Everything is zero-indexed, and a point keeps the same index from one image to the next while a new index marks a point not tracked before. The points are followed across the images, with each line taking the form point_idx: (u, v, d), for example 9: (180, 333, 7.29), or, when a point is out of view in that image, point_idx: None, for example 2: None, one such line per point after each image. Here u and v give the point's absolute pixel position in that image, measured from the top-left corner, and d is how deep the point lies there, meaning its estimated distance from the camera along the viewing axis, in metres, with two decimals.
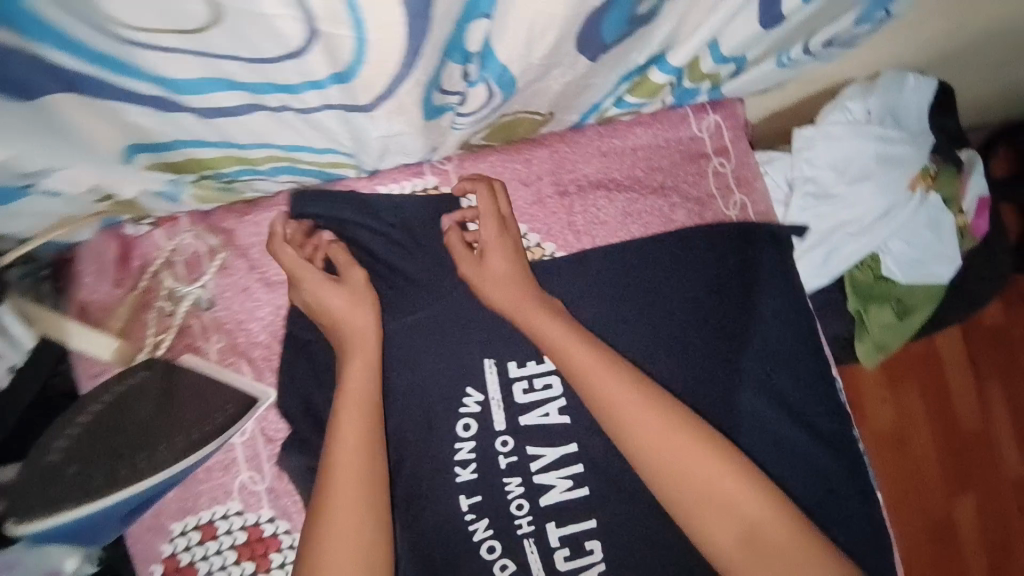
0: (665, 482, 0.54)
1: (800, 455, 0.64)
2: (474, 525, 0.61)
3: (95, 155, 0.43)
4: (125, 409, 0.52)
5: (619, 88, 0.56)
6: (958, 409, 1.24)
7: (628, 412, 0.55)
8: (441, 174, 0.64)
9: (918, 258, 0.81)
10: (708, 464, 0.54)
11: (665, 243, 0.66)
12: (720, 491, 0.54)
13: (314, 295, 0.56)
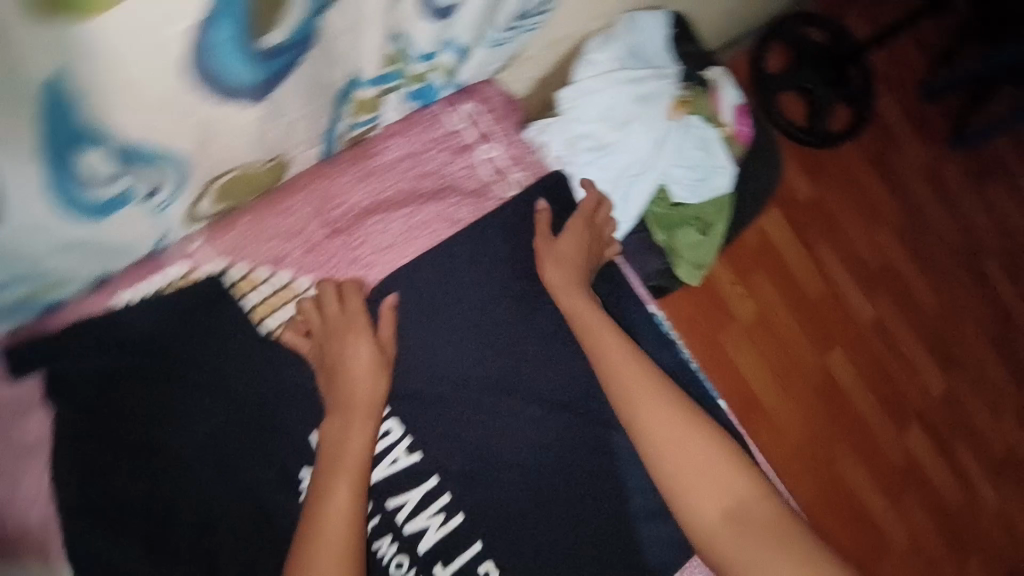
0: (643, 421, 0.61)
1: None
2: None
3: None
4: None
5: (326, 118, 0.55)
6: (799, 275, 1.87)
7: (635, 389, 0.62)
8: (191, 256, 0.58)
9: (699, 178, 0.88)
10: (684, 425, 0.61)
11: (455, 244, 0.65)
12: (690, 440, 0.60)
13: (340, 342, 0.58)
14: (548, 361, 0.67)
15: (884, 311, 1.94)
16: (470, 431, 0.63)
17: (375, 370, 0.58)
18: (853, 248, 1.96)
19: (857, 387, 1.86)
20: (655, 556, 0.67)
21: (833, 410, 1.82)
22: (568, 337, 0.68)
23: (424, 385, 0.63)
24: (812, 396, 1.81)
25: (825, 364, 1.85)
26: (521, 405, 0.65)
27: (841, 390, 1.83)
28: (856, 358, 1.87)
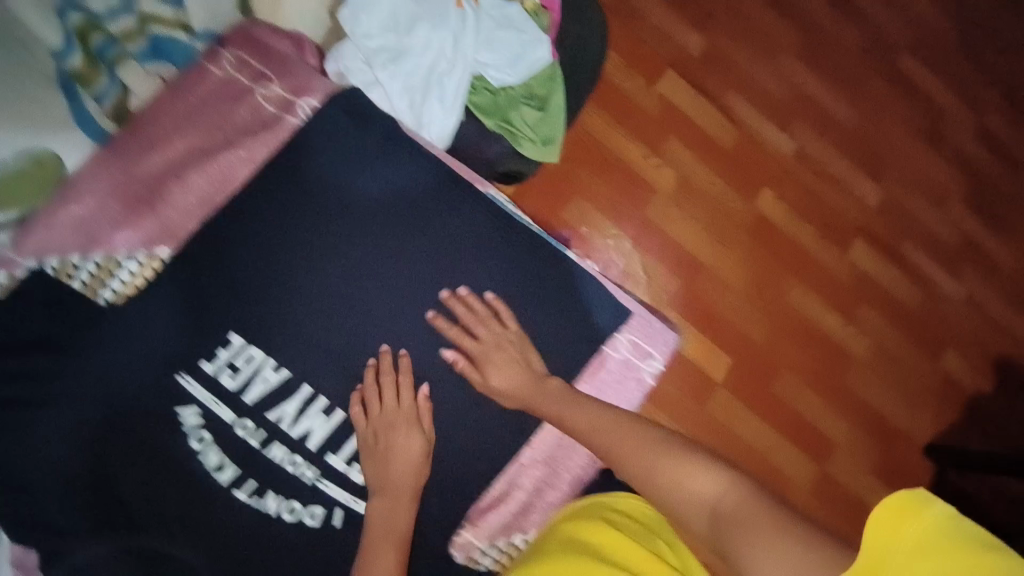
0: (598, 437, 0.64)
1: (482, 260, 0.77)
2: (267, 504, 0.67)
3: None
4: None
5: (55, 99, 0.61)
6: (712, 130, 1.89)
7: (609, 442, 0.63)
8: (9, 261, 0.63)
9: (512, 54, 0.88)
10: (629, 434, 0.62)
11: (259, 181, 0.69)
12: (639, 448, 0.60)
13: (391, 436, 0.68)
14: (383, 258, 0.73)
15: (802, 140, 2.00)
16: (328, 341, 0.70)
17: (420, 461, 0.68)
18: (758, 88, 1.97)
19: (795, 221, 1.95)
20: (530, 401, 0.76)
21: (780, 252, 1.92)
22: (393, 234, 0.74)
23: (271, 315, 0.69)
24: (760, 246, 1.90)
25: (766, 210, 1.92)
26: (367, 305, 0.72)
27: (779, 227, 1.93)
28: (786, 192, 1.95)
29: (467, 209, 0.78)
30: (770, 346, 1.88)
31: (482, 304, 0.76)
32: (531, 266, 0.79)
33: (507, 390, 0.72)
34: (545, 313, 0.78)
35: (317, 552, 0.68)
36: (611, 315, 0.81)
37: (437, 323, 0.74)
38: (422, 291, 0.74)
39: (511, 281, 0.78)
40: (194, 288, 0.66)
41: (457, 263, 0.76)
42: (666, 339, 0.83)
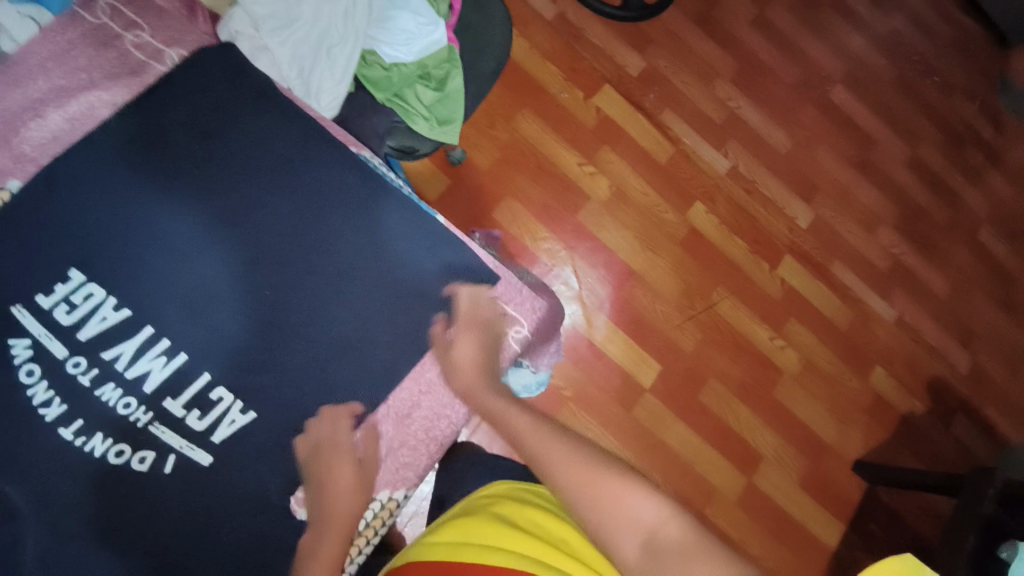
0: (535, 445, 0.68)
1: (353, 215, 0.78)
2: (90, 446, 0.64)
3: None
4: None
5: None
6: (648, 145, 1.97)
7: (532, 439, 0.69)
8: None
9: (405, 35, 0.94)
10: (568, 447, 0.67)
11: (116, 118, 0.72)
12: (572, 457, 0.65)
13: (326, 470, 0.70)
14: (247, 205, 0.74)
15: (737, 161, 2.07)
16: (179, 279, 0.70)
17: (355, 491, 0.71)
18: (695, 109, 2.06)
19: (729, 237, 2.00)
20: (385, 354, 0.76)
21: (713, 266, 1.96)
22: (260, 183, 0.75)
23: (116, 250, 0.68)
24: (694, 259, 1.95)
25: (701, 224, 1.98)
26: (224, 248, 0.72)
27: (714, 241, 1.98)
28: (720, 208, 2.01)
29: (339, 165, 0.79)
30: (700, 356, 1.90)
31: (349, 257, 0.76)
32: (404, 224, 0.80)
33: (368, 339, 0.75)
34: (417, 270, 0.79)
35: (144, 499, 0.64)
36: (478, 276, 0.81)
37: (299, 270, 0.74)
38: (287, 239, 0.74)
39: (378, 236, 0.78)
40: (39, 222, 0.67)
41: (327, 216, 0.77)
42: (532, 307, 0.85)
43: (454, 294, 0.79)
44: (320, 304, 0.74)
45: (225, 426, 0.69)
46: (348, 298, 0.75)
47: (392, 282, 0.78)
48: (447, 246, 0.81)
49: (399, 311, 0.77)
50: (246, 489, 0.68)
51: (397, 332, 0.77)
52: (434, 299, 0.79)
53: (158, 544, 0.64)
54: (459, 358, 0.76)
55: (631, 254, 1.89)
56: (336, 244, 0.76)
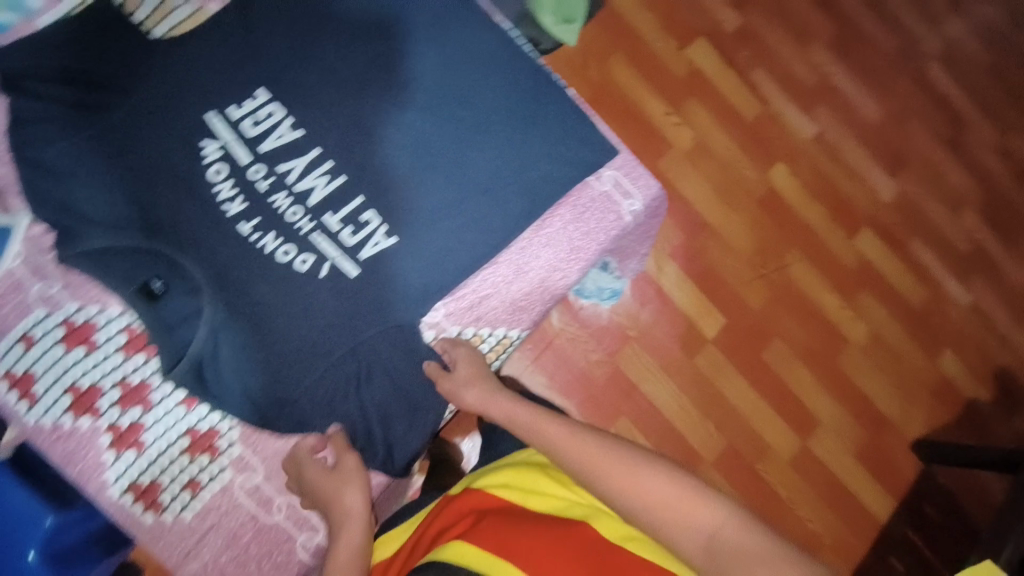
0: (576, 455, 0.66)
1: (494, 73, 0.83)
2: (263, 241, 0.71)
3: None
4: None
5: None
6: (736, 102, 1.89)
7: (567, 448, 0.67)
8: None
9: None
10: (613, 451, 0.65)
11: None
12: (622, 463, 0.64)
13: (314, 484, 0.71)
14: (405, 53, 0.80)
15: (826, 129, 1.95)
16: (344, 111, 0.76)
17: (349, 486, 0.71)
18: (788, 70, 1.96)
19: (811, 204, 1.88)
20: (516, 203, 0.81)
21: (788, 230, 1.84)
22: (415, 34, 0.81)
23: (293, 75, 0.75)
24: (770, 221, 1.83)
25: (783, 187, 1.87)
26: (383, 88, 0.78)
27: (793, 204, 1.86)
28: (803, 171, 1.90)
29: (485, 29, 0.85)
30: (768, 316, 1.76)
31: (489, 111, 0.82)
32: (538, 91, 0.85)
33: (500, 187, 0.80)
34: (545, 134, 0.83)
35: (302, 297, 0.72)
36: (599, 149, 0.85)
37: (445, 117, 0.80)
38: (436, 88, 0.80)
39: (514, 96, 0.84)
40: (232, 40, 0.74)
41: (471, 71, 0.82)
42: (649, 184, 0.88)
43: (581, 163, 0.84)
44: (461, 150, 0.80)
45: (371, 245, 0.74)
46: (486, 148, 0.81)
47: (524, 139, 0.82)
48: (570, 117, 0.85)
49: (530, 167, 0.82)
50: (386, 309, 0.74)
51: (522, 189, 0.81)
52: (559, 161, 0.83)
53: (313, 340, 0.71)
54: (459, 376, 0.75)
55: (704, 208, 1.80)
56: (478, 99, 0.82)
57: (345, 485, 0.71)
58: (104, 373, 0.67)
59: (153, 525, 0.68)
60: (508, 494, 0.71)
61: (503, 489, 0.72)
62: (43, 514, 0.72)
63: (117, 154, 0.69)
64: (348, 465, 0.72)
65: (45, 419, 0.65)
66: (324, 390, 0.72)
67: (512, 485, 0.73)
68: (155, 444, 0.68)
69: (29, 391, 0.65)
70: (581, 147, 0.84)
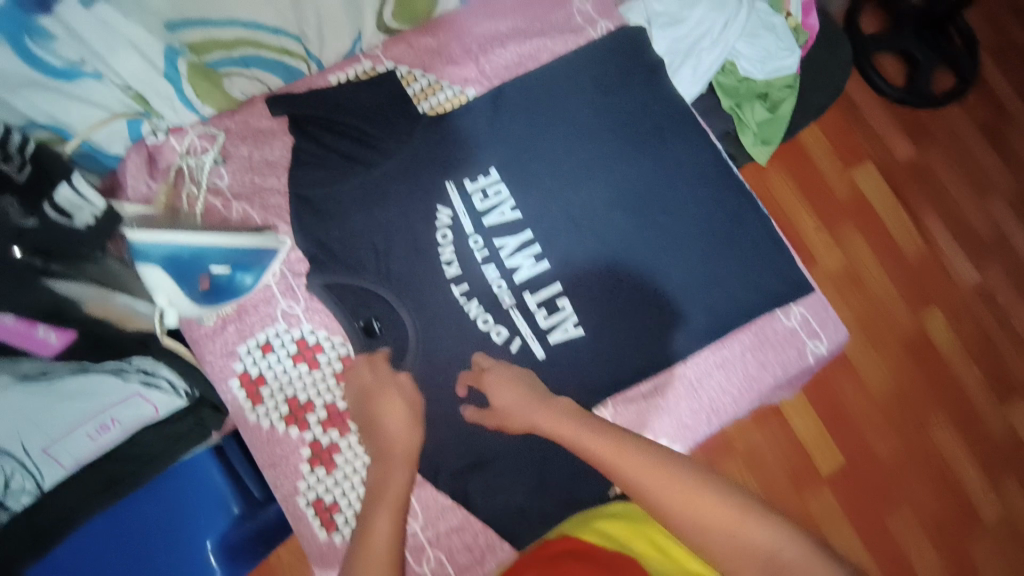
0: (627, 470, 0.60)
1: (706, 193, 0.83)
2: (468, 308, 0.77)
3: (129, 40, 0.63)
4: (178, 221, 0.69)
5: None
6: (896, 235, 1.68)
7: (616, 458, 0.62)
8: (373, 58, 0.82)
9: (765, 55, 1.00)
10: (663, 465, 0.60)
11: (548, 53, 0.86)
12: (676, 480, 0.59)
13: (376, 404, 0.71)
14: (622, 158, 0.83)
15: (995, 285, 1.71)
16: (563, 202, 0.81)
17: (409, 426, 0.69)
18: (960, 213, 1.75)
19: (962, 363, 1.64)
20: (702, 321, 0.80)
21: (936, 384, 1.60)
22: (637, 143, 0.84)
23: (522, 164, 0.82)
24: (913, 369, 1.60)
25: (933, 336, 1.63)
26: (598, 189, 0.82)
27: (947, 361, 1.62)
28: (960, 325, 1.65)
29: (705, 147, 0.85)
30: (896, 472, 1.52)
31: (694, 226, 0.82)
32: (746, 215, 0.84)
33: (690, 306, 0.80)
34: (747, 263, 0.82)
35: (489, 366, 0.75)
36: (797, 287, 0.82)
37: (650, 226, 0.82)
38: (646, 194, 0.82)
39: (717, 214, 0.83)
40: (482, 125, 0.81)
41: (685, 185, 0.84)
42: (838, 329, 0.84)
43: (775, 296, 0.81)
44: (658, 260, 0.81)
45: (560, 332, 0.78)
46: (686, 263, 0.81)
47: (726, 262, 0.81)
48: (774, 252, 0.83)
49: (724, 293, 0.80)
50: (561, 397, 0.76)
51: (710, 311, 0.80)
52: (755, 287, 0.81)
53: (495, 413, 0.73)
54: (496, 398, 0.72)
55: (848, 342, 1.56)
56: (686, 214, 0.82)
57: (417, 420, 0.70)
58: (319, 390, 0.73)
59: (323, 542, 0.71)
60: (610, 527, 0.65)
61: (607, 523, 0.66)
62: (232, 502, 0.78)
63: (374, 207, 0.77)
64: (411, 389, 0.72)
65: (263, 422, 0.72)
66: (494, 466, 0.74)
67: (619, 521, 0.66)
68: (343, 467, 0.72)
69: (257, 393, 0.72)
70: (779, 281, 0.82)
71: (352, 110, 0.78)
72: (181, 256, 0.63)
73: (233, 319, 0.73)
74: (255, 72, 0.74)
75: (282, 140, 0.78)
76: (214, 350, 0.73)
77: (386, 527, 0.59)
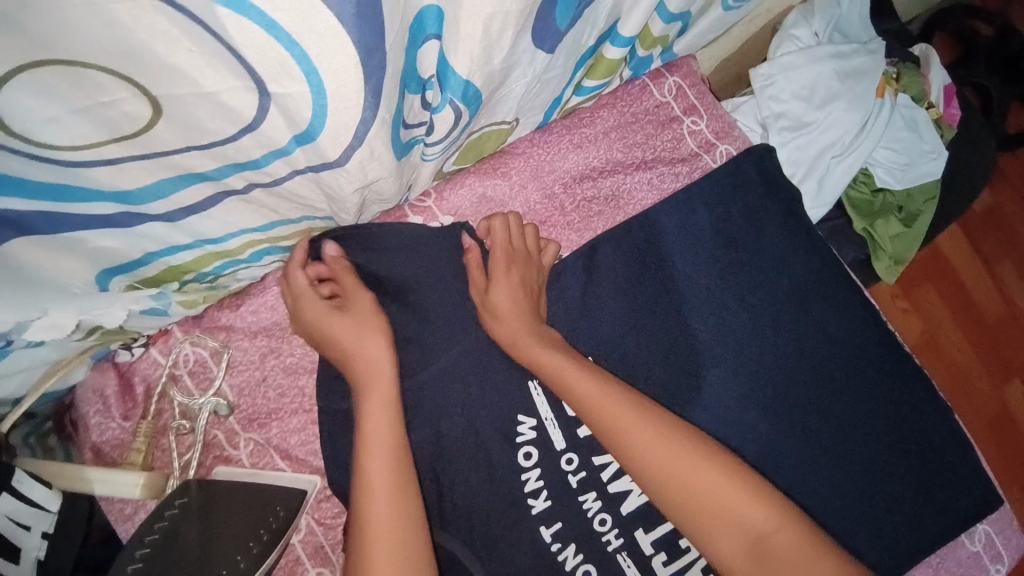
0: (707, 498, 0.49)
1: (865, 373, 0.63)
2: (563, 555, 0.56)
3: (73, 294, 0.40)
4: (193, 528, 0.46)
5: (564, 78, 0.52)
6: (980, 300, 1.19)
7: (699, 484, 0.49)
8: (423, 212, 0.61)
9: (907, 160, 0.79)
10: (744, 498, 0.49)
11: (654, 191, 0.65)
12: (755, 519, 0.49)
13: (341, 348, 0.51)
14: (757, 333, 0.62)
15: None
16: (685, 401, 0.60)
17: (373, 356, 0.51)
18: None
19: None
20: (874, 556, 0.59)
21: None
22: (774, 310, 0.63)
23: (627, 349, 0.60)
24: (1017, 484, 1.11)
25: None
26: (727, 378, 0.61)
27: None
28: None
29: (858, 314, 0.65)
30: None
31: (856, 423, 0.62)
32: (918, 403, 0.64)
33: (863, 538, 0.59)
34: (923, 473, 0.62)
35: None
36: (990, 500, 0.64)
37: (801, 428, 0.61)
38: (790, 381, 0.62)
39: (882, 405, 0.63)
40: (571, 298, 0.61)
41: (841, 366, 0.63)
42: (1021, 544, 0.67)
43: (959, 512, 0.62)
44: (813, 475, 0.60)
45: None
46: (850, 475, 0.61)
47: (900, 471, 0.62)
48: (952, 451, 0.64)
49: (902, 516, 0.61)
50: None
51: (885, 539, 0.60)
52: (937, 503, 0.62)
53: None
54: (493, 297, 0.56)
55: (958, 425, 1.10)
56: (844, 406, 0.62)
57: (357, 332, 0.51)
58: None
59: None
60: None
61: None
62: None
63: (434, 425, 0.57)
64: (363, 305, 0.53)
65: None
66: None
67: None
68: None
69: None
70: (963, 490, 0.63)
71: (405, 289, 0.58)
72: None
73: None
74: (270, 259, 0.53)
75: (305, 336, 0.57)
76: None
77: (389, 511, 0.45)
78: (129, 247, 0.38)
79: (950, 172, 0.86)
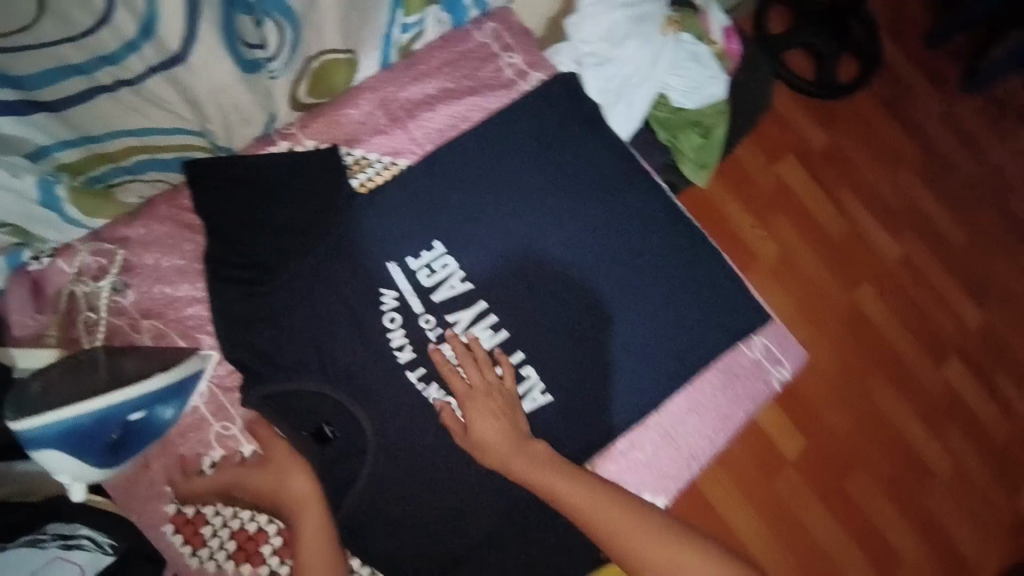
0: (601, 525, 0.62)
1: (658, 237, 0.82)
2: (428, 393, 0.70)
3: None
4: (86, 371, 0.60)
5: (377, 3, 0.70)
6: (828, 225, 1.29)
7: (588, 509, 0.63)
8: (289, 137, 0.74)
9: (695, 84, 0.99)
10: (624, 511, 0.63)
11: (483, 112, 0.81)
12: (636, 530, 0.61)
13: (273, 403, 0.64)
14: (572, 211, 0.80)
15: (934, 275, 1.30)
16: (516, 266, 0.77)
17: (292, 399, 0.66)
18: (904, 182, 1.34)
19: (936, 373, 1.23)
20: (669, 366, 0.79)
21: (909, 400, 1.21)
22: (583, 193, 0.81)
23: (467, 231, 0.76)
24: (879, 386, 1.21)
25: (893, 338, 1.24)
26: (548, 247, 0.78)
27: (912, 372, 1.23)
28: (927, 323, 1.27)
29: (648, 196, 0.84)
30: (882, 524, 1.13)
31: (648, 272, 0.81)
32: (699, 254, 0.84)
33: (656, 353, 0.79)
34: (705, 305, 0.82)
35: (455, 455, 0.69)
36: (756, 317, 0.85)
37: (609, 279, 0.79)
38: (597, 246, 0.80)
39: (671, 258, 0.82)
40: (418, 196, 0.75)
41: (638, 234, 0.82)
42: (796, 351, 0.90)
43: (733, 331, 0.83)
44: (618, 312, 0.79)
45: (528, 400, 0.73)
46: (645, 310, 0.80)
47: (686, 303, 0.82)
48: (725, 285, 0.84)
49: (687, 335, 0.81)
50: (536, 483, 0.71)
51: (674, 353, 0.80)
52: (715, 326, 0.82)
53: (478, 495, 0.69)
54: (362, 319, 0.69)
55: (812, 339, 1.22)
56: (639, 261, 0.81)
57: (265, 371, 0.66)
58: (271, 517, 0.65)
59: None
60: None
61: None
62: None
63: (309, 304, 0.69)
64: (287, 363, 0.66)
65: (207, 564, 0.64)
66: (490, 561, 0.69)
67: None
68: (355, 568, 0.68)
69: (197, 535, 0.64)
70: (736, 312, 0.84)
71: (272, 198, 0.70)
72: (82, 425, 0.55)
73: (158, 454, 0.66)
74: (153, 174, 0.67)
75: (190, 239, 0.69)
76: (139, 492, 0.65)
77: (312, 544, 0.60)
78: (30, 136, 0.54)
79: (735, 96, 1.09)
